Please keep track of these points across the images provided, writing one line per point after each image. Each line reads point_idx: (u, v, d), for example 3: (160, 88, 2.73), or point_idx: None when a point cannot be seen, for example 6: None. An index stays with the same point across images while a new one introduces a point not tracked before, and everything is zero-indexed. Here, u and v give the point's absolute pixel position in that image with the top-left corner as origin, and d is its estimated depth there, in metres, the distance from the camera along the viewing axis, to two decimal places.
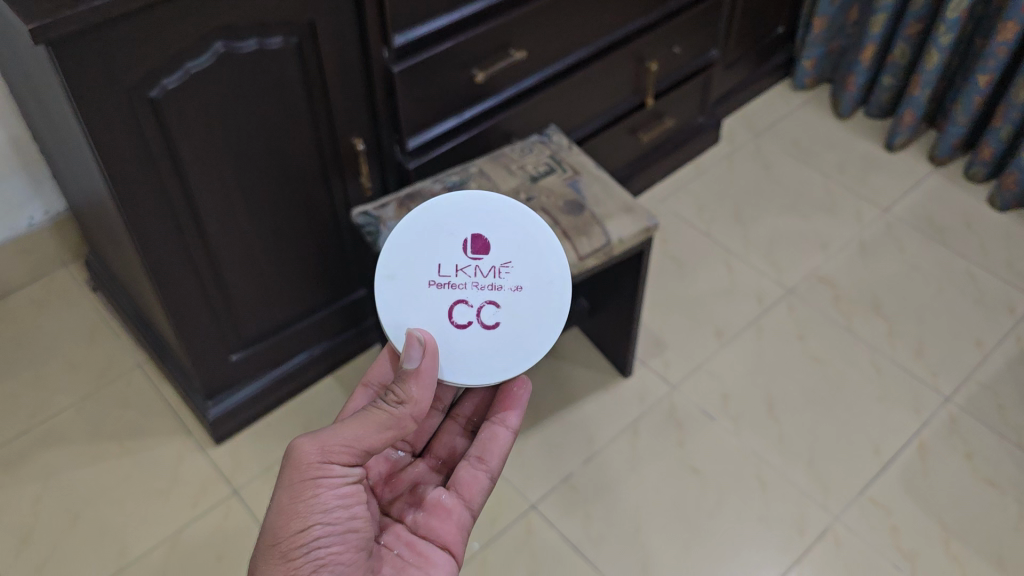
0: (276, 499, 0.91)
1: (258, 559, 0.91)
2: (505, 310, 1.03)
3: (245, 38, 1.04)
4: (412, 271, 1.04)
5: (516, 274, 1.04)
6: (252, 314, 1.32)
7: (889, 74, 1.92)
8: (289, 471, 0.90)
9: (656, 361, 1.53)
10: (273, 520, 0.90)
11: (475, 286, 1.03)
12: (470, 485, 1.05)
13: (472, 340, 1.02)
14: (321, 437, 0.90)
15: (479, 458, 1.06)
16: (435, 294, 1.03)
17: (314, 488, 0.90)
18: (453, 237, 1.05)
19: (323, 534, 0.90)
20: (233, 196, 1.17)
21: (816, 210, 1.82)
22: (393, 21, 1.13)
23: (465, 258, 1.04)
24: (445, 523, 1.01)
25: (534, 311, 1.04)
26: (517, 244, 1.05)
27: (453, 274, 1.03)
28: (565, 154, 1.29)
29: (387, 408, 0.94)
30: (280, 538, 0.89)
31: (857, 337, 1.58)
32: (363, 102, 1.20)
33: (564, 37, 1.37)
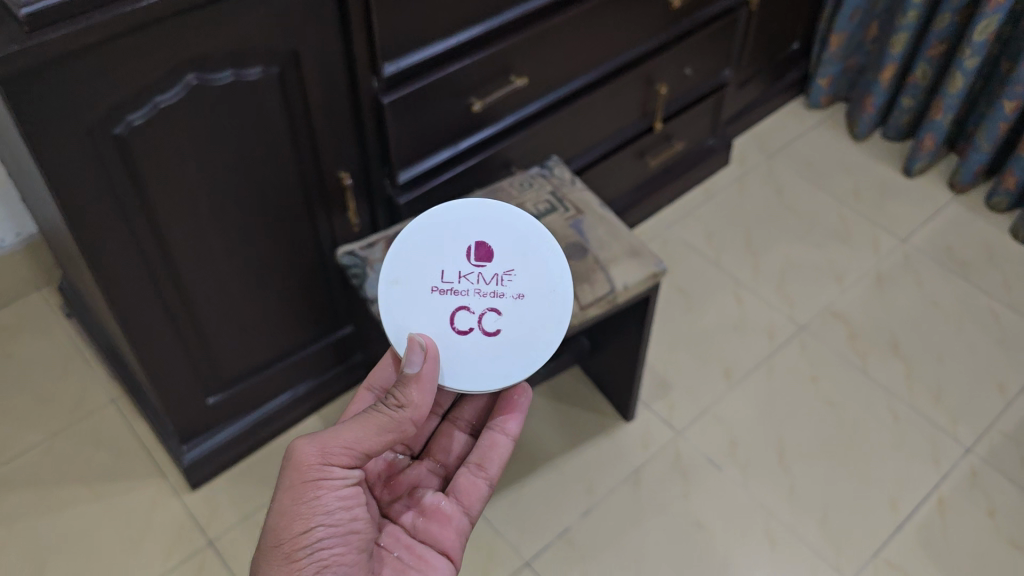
0: (276, 501, 0.88)
1: (259, 561, 0.87)
2: (508, 318, 0.96)
3: (219, 69, 0.95)
4: (413, 279, 0.98)
5: (520, 281, 0.98)
6: (230, 355, 1.23)
7: (910, 96, 1.83)
8: (289, 473, 0.87)
9: (660, 404, 1.45)
10: (273, 522, 0.87)
11: (478, 293, 0.97)
12: (470, 491, 0.99)
13: (473, 348, 0.95)
14: (320, 438, 0.87)
15: (478, 463, 1.00)
16: (437, 299, 0.97)
17: (315, 490, 0.86)
18: (455, 245, 1.00)
19: (325, 535, 0.86)
20: (209, 233, 1.08)
21: (830, 240, 1.73)
22: (383, 50, 1.04)
23: (468, 265, 0.98)
24: (444, 528, 0.96)
25: (538, 318, 0.97)
26: (520, 252, 1.00)
27: (455, 281, 0.97)
28: (567, 190, 1.20)
29: (386, 410, 0.90)
30: (281, 541, 0.86)
31: (874, 380, 1.50)
32: (352, 134, 1.11)
33: (568, 62, 1.28)
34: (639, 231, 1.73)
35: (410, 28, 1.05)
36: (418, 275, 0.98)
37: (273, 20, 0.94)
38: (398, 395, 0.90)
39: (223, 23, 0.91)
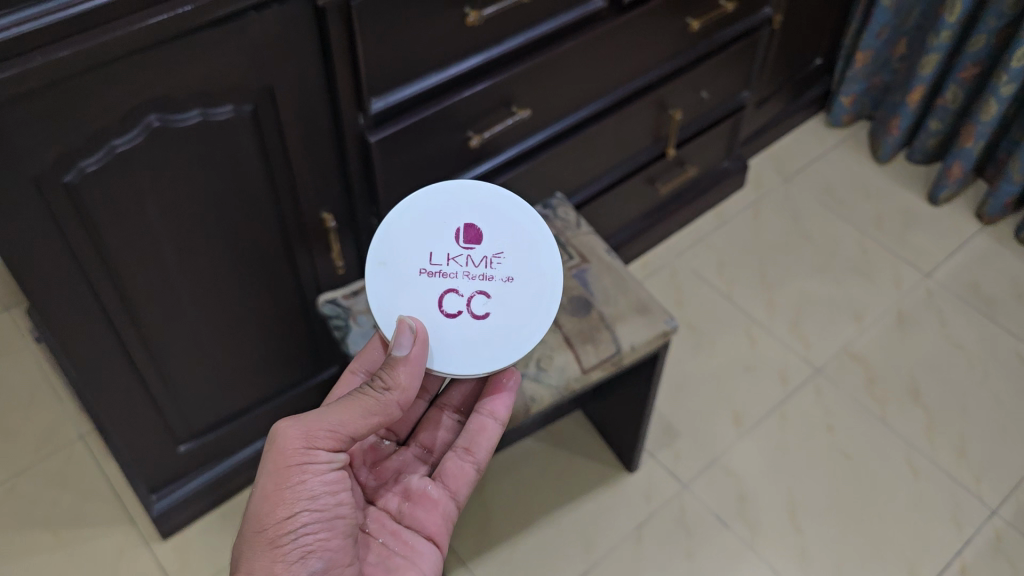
0: (258, 485, 0.82)
1: (242, 545, 0.82)
2: (497, 302, 0.89)
3: (185, 109, 0.84)
4: (399, 261, 0.90)
5: (510, 264, 0.91)
6: (202, 402, 1.14)
7: (937, 119, 1.72)
8: (272, 457, 0.81)
9: (665, 453, 1.36)
10: (254, 507, 0.81)
11: (467, 276, 0.89)
12: (457, 476, 0.92)
13: (461, 332, 0.88)
14: (304, 421, 0.81)
15: (465, 447, 0.92)
16: (424, 282, 0.89)
17: (300, 475, 0.80)
18: (443, 223, 0.92)
19: (310, 521, 0.81)
20: (176, 280, 0.99)
21: (849, 273, 1.63)
22: (370, 85, 0.94)
23: (455, 246, 0.91)
24: (430, 515, 0.90)
25: (530, 301, 0.90)
26: (509, 235, 0.92)
27: (443, 262, 0.90)
28: (572, 234, 1.11)
29: (373, 393, 0.83)
30: (263, 528, 0.80)
31: (894, 431, 1.40)
32: (335, 172, 1.01)
33: (574, 90, 1.18)
34: (646, 259, 1.64)
35: (402, 60, 0.95)
36: (404, 257, 0.90)
37: (245, 55, 0.84)
38: (385, 377, 0.84)
39: (187, 60, 0.81)
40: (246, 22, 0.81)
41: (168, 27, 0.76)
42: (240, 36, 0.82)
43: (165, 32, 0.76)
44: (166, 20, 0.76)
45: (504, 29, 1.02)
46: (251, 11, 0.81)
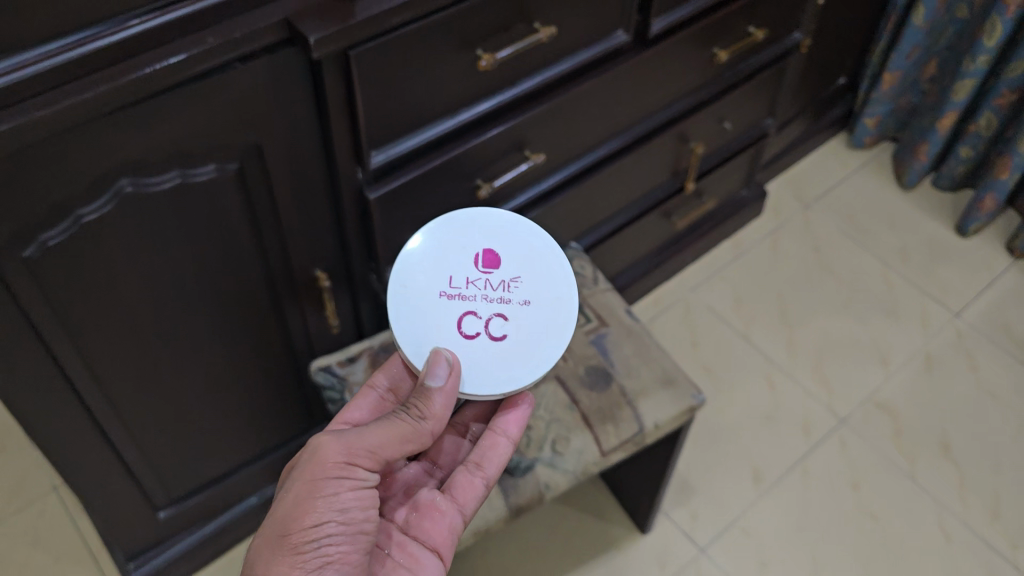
0: (285, 495, 0.73)
1: (256, 555, 0.72)
2: (515, 324, 0.81)
3: (161, 171, 0.74)
4: (418, 285, 0.83)
5: (529, 287, 0.84)
6: (185, 467, 1.05)
7: (968, 145, 1.63)
8: (306, 467, 0.73)
9: (681, 513, 1.28)
10: (278, 513, 0.72)
11: (484, 298, 0.82)
12: (467, 489, 0.81)
13: (481, 357, 0.81)
14: (344, 436, 0.74)
15: (476, 461, 0.82)
16: (441, 306, 0.82)
17: (336, 485, 0.72)
18: (461, 245, 0.85)
19: (337, 534, 0.72)
20: (154, 349, 0.88)
21: (874, 312, 1.54)
22: (370, 138, 0.84)
23: (474, 269, 0.84)
24: (436, 525, 0.79)
25: (549, 322, 0.82)
26: (529, 258, 0.85)
27: (462, 286, 0.83)
28: (589, 292, 1.01)
29: (409, 417, 0.78)
30: (288, 531, 0.70)
31: (924, 489, 1.33)
32: (330, 227, 0.91)
33: (591, 129, 1.08)
34: (659, 293, 1.55)
35: (406, 109, 0.84)
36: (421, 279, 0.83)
37: (230, 111, 0.73)
38: (421, 404, 0.78)
39: (164, 121, 0.70)
40: (230, 76, 0.71)
41: (141, 86, 0.66)
42: (224, 91, 0.72)
43: (137, 92, 0.66)
44: (137, 78, 0.66)
45: (519, 70, 0.92)
46: (236, 63, 0.71)
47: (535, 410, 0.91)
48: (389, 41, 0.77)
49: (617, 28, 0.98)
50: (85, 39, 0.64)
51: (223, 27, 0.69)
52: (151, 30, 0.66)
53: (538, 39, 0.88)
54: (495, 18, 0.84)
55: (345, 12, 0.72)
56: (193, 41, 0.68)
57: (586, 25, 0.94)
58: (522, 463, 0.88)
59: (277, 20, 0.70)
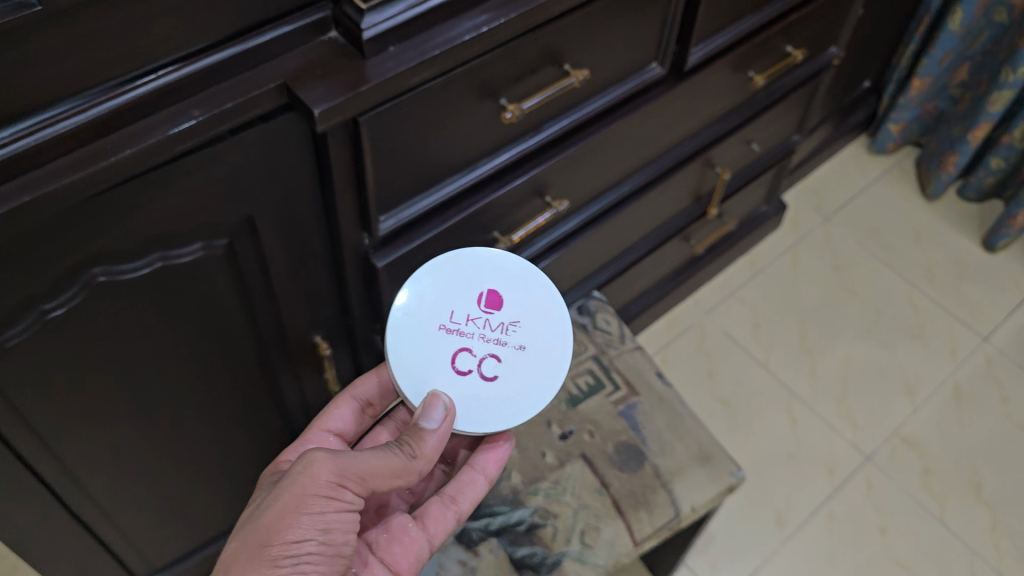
0: (265, 503, 0.63)
1: (226, 562, 0.62)
2: (513, 369, 0.71)
3: (136, 258, 0.63)
4: (416, 312, 0.73)
5: (531, 331, 0.73)
6: (171, 539, 0.96)
7: (1000, 157, 1.52)
8: (293, 478, 0.63)
9: (699, 562, 1.21)
10: (256, 521, 0.62)
11: (482, 337, 0.72)
12: (440, 519, 0.73)
13: (471, 396, 0.70)
14: (339, 455, 0.64)
15: (451, 493, 0.74)
16: (435, 337, 0.72)
17: (325, 504, 0.63)
18: (463, 282, 0.75)
19: (317, 556, 0.62)
20: (135, 436, 0.78)
21: (899, 337, 1.46)
22: (378, 204, 0.73)
23: (475, 305, 0.73)
24: (404, 552, 0.71)
25: (549, 369, 0.72)
26: (532, 297, 0.75)
27: (462, 320, 0.73)
28: (614, 352, 0.93)
29: (402, 454, 0.67)
30: (266, 542, 0.61)
31: (955, 534, 1.25)
32: (331, 292, 0.82)
33: (614, 168, 0.98)
34: (673, 315, 1.47)
35: (419, 169, 0.74)
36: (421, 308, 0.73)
37: (218, 188, 0.63)
38: (416, 441, 0.67)
39: (139, 206, 0.59)
40: (219, 151, 0.60)
41: (114, 173, 0.55)
42: (211, 168, 0.61)
43: (109, 181, 0.55)
44: (110, 164, 0.54)
45: (543, 115, 0.81)
46: (226, 136, 0.60)
47: (561, 496, 0.82)
48: (404, 101, 0.66)
49: (651, 61, 0.88)
50: (43, 122, 0.52)
51: (209, 97, 0.58)
52: (124, 106, 0.55)
53: (569, 85, 0.78)
54: (521, 64, 0.73)
55: (356, 74, 0.61)
56: (174, 115, 0.57)
57: (617, 61, 0.83)
58: (549, 558, 0.79)
59: (274, 86, 0.59)
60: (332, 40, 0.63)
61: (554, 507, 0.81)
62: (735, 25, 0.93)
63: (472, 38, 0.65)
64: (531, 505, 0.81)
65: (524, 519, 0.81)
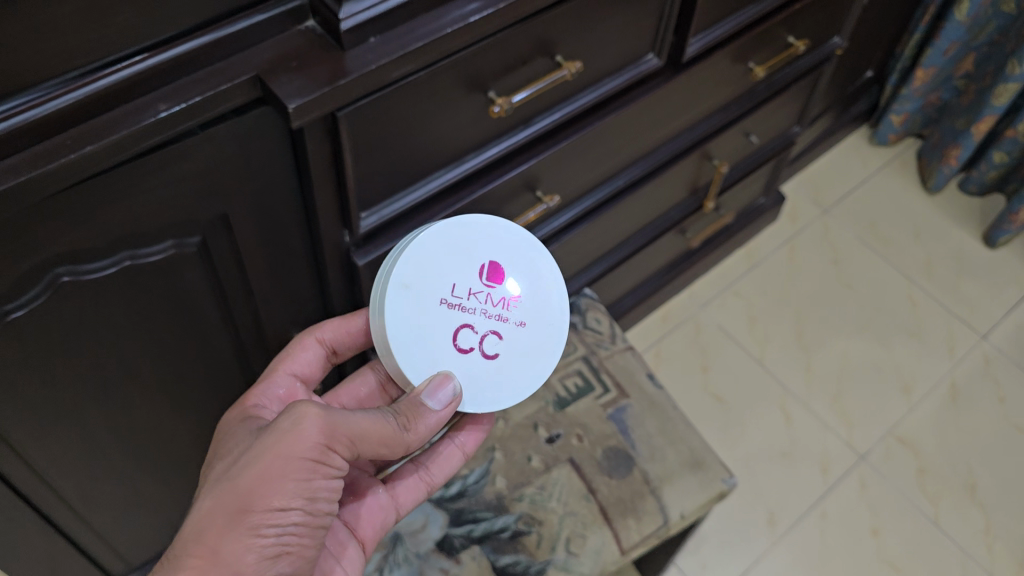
0: (244, 458, 0.57)
1: (198, 521, 0.55)
2: (515, 349, 0.67)
3: (101, 257, 0.60)
4: (415, 283, 0.65)
5: (531, 306, 0.69)
6: (148, 537, 0.94)
7: (1003, 151, 1.49)
8: (278, 435, 0.57)
9: (688, 561, 1.19)
10: (235, 479, 0.55)
11: (484, 314, 0.67)
12: (411, 491, 0.71)
13: (471, 375, 0.66)
14: (331, 412, 0.58)
15: (426, 465, 0.72)
16: (436, 313, 0.65)
17: (313, 470, 0.57)
18: (462, 247, 0.67)
19: (300, 525, 0.57)
20: (107, 437, 0.75)
21: (896, 334, 1.44)
22: (359, 201, 0.70)
23: (477, 278, 0.66)
24: (370, 518, 0.68)
25: (548, 348, 0.69)
26: (533, 270, 0.69)
27: (463, 294, 0.66)
28: (604, 353, 0.91)
29: (394, 422, 0.61)
30: (247, 506, 0.55)
31: (949, 537, 1.24)
32: (311, 290, 0.79)
33: (608, 161, 0.95)
34: (667, 309, 1.44)
35: (402, 165, 0.71)
36: (419, 279, 0.65)
37: (189, 185, 0.60)
38: (412, 414, 0.62)
39: (104, 205, 0.56)
40: (189, 146, 0.57)
41: (74, 171, 0.51)
42: (180, 164, 0.58)
43: (70, 179, 0.51)
44: (70, 161, 0.51)
45: (533, 108, 0.78)
46: (197, 130, 0.57)
47: (547, 502, 0.80)
48: (386, 95, 0.63)
49: (647, 52, 0.85)
50: None
51: (177, 90, 0.54)
52: (85, 99, 0.51)
53: (561, 77, 0.74)
54: (511, 54, 0.70)
55: (334, 67, 0.58)
56: (140, 108, 0.53)
57: (611, 52, 0.80)
58: (533, 567, 0.77)
59: (247, 78, 0.56)
60: (310, 29, 0.60)
61: (540, 513, 0.79)
62: (736, 15, 0.90)
63: (457, 30, 0.61)
64: (515, 511, 0.79)
65: (508, 526, 0.78)
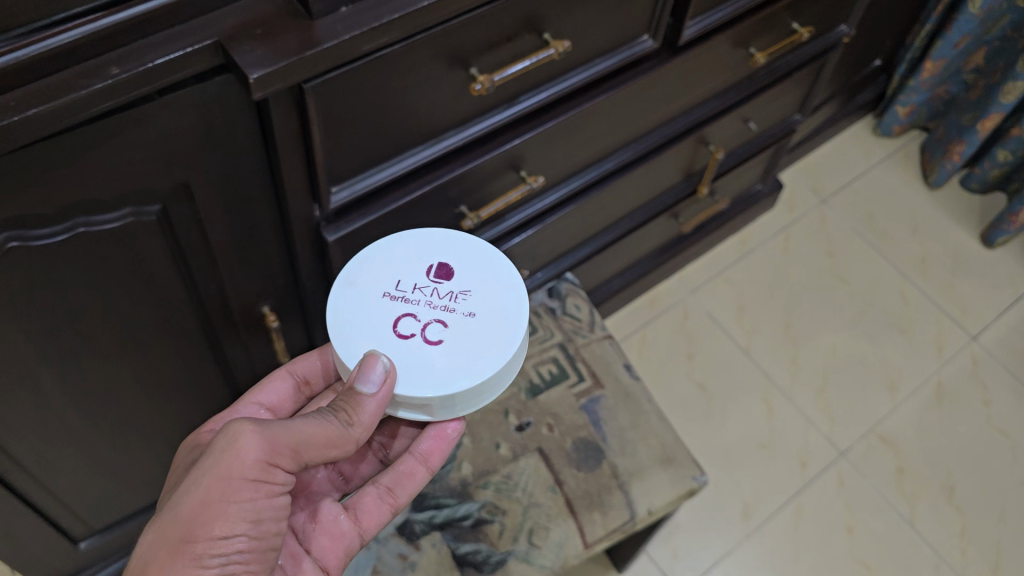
0: (183, 487, 0.55)
1: (142, 558, 0.53)
2: (461, 336, 0.63)
3: (48, 223, 0.57)
4: (360, 281, 0.65)
5: (483, 301, 0.65)
6: (111, 501, 0.92)
7: (1008, 149, 1.45)
8: (217, 455, 0.55)
9: (660, 549, 1.18)
10: (176, 508, 0.54)
11: (429, 304, 0.64)
12: (374, 513, 0.68)
13: (412, 362, 0.61)
14: (269, 425, 0.56)
15: (388, 486, 0.69)
16: (376, 303, 0.64)
17: (255, 489, 0.55)
18: (415, 253, 0.68)
19: (248, 548, 0.55)
20: (64, 404, 0.73)
21: (886, 331, 1.42)
22: (332, 176, 0.68)
23: (424, 275, 0.66)
24: (332, 546, 0.67)
25: (499, 337, 0.63)
26: (486, 270, 0.67)
27: (408, 289, 0.65)
28: (581, 342, 0.90)
29: (336, 421, 0.59)
30: (189, 536, 0.53)
31: (922, 538, 1.23)
32: (282, 264, 0.77)
33: (596, 143, 0.92)
34: (656, 293, 1.42)
35: (378, 142, 0.69)
36: (366, 275, 0.66)
37: (147, 152, 0.57)
38: (352, 407, 0.59)
39: (53, 170, 0.53)
40: (146, 113, 0.54)
41: (16, 134, 0.48)
42: (137, 130, 0.55)
43: (15, 143, 0.48)
44: (11, 123, 0.47)
45: (518, 86, 0.75)
46: (155, 96, 0.54)
47: (512, 492, 0.79)
48: (359, 67, 0.60)
49: (643, 33, 0.82)
50: None
51: (131, 53, 0.52)
52: (31, 59, 0.48)
53: (548, 55, 0.71)
54: (494, 31, 0.67)
55: (303, 37, 0.55)
56: (91, 71, 0.50)
57: (603, 32, 0.77)
58: (493, 557, 0.76)
59: (208, 44, 0.53)
60: None
61: (504, 503, 0.79)
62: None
63: (433, 5, 0.58)
64: (479, 499, 0.79)
65: (471, 513, 0.78)
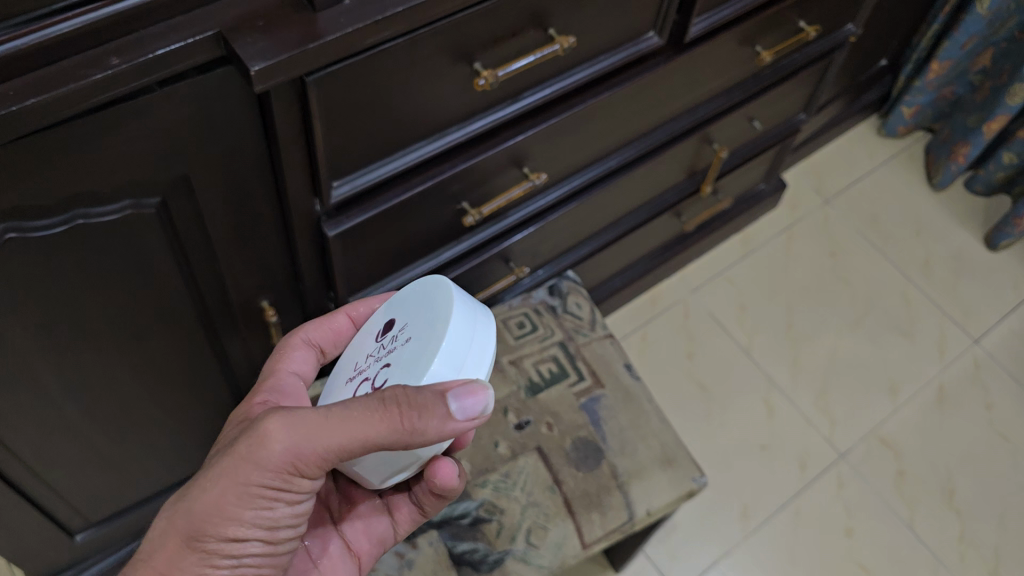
0: (205, 474, 0.54)
1: (152, 545, 0.54)
2: (398, 362, 0.59)
3: (47, 215, 0.56)
4: (331, 389, 0.67)
5: (419, 322, 0.61)
6: (107, 493, 0.92)
7: (1013, 152, 1.45)
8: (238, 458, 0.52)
9: (657, 548, 1.18)
10: (191, 505, 0.53)
11: (377, 361, 0.63)
12: (405, 511, 0.70)
13: None
14: (298, 429, 0.52)
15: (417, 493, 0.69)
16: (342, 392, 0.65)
17: (274, 496, 0.54)
18: (377, 322, 0.67)
19: (260, 552, 0.56)
20: (62, 397, 0.73)
21: (888, 333, 1.41)
22: (333, 169, 0.67)
23: (375, 342, 0.66)
24: (365, 531, 0.69)
25: (431, 337, 0.58)
26: (423, 296, 0.63)
27: (364, 362, 0.65)
28: (581, 342, 0.90)
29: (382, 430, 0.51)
30: (199, 535, 0.53)
31: (921, 541, 1.22)
32: (282, 258, 0.76)
33: (599, 141, 0.91)
34: (657, 291, 1.41)
35: (379, 137, 0.68)
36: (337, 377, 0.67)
37: (148, 144, 0.56)
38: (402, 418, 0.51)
39: (53, 161, 0.53)
40: (146, 104, 0.54)
41: (15, 124, 0.48)
42: (138, 121, 0.54)
43: (14, 132, 0.48)
44: (9, 113, 0.47)
45: (522, 82, 0.75)
46: (156, 87, 0.54)
47: (511, 490, 0.79)
48: (362, 61, 0.59)
49: (648, 30, 0.81)
50: None
51: (133, 43, 0.51)
52: (30, 49, 0.47)
53: (553, 51, 0.70)
54: (498, 27, 0.66)
55: (305, 30, 0.54)
56: (91, 61, 0.50)
57: (607, 28, 0.76)
58: (491, 556, 0.76)
59: (209, 35, 0.52)
60: None
61: (502, 502, 0.78)
62: None
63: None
64: (478, 498, 0.78)
65: (469, 512, 0.77)
